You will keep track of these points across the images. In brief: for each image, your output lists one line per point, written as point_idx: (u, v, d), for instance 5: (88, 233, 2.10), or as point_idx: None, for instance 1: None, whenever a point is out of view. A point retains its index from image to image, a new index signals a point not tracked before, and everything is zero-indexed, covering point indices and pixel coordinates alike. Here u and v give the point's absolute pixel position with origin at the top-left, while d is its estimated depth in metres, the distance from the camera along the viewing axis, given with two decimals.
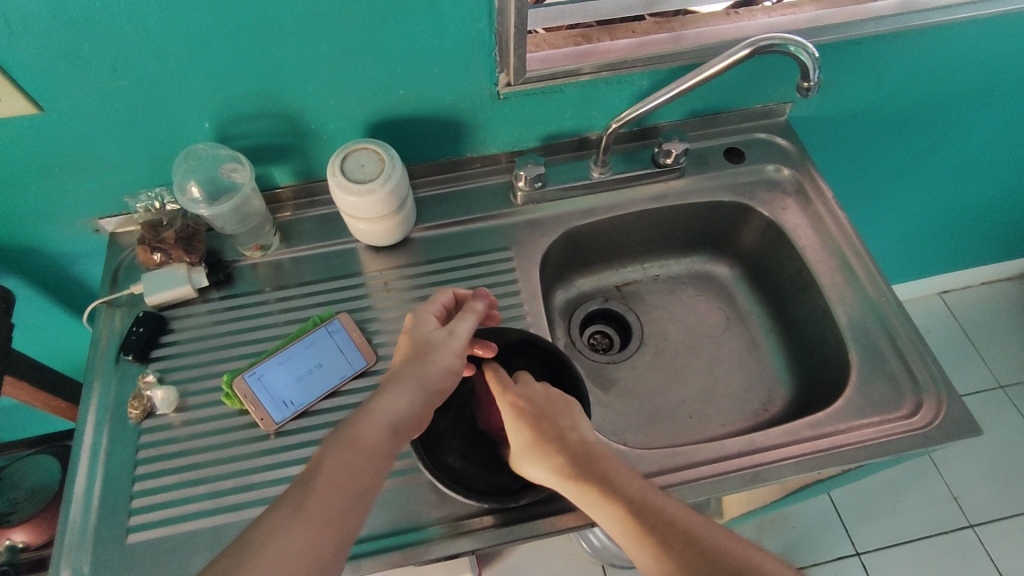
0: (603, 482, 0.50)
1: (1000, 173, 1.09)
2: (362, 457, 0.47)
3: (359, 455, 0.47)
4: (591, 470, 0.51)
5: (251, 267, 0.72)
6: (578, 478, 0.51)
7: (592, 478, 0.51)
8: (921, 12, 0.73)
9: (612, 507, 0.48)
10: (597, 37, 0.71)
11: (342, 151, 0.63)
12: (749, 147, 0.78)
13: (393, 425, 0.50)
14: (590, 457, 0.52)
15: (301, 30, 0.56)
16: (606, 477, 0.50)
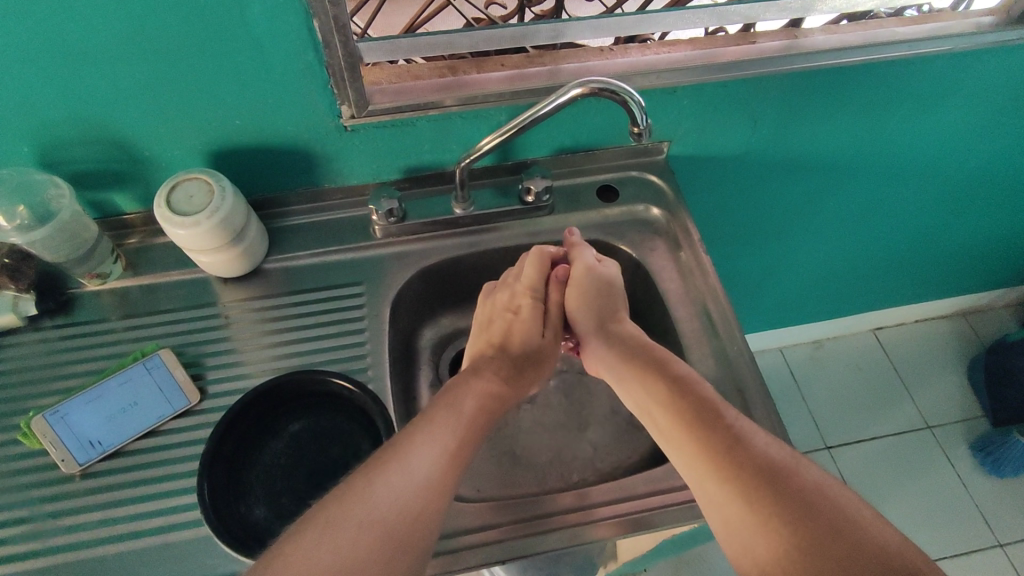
0: (664, 373, 0.56)
1: (909, 214, 1.08)
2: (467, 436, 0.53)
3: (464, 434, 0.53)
4: (651, 365, 0.57)
5: (93, 296, 0.69)
6: (642, 374, 0.57)
7: (648, 372, 0.57)
8: (800, 54, 0.70)
9: (663, 402, 0.54)
10: (462, 69, 0.68)
11: (170, 181, 0.61)
12: (623, 186, 0.77)
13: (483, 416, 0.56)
14: (648, 351, 0.59)
15: (109, 57, 0.54)
16: (660, 369, 0.56)
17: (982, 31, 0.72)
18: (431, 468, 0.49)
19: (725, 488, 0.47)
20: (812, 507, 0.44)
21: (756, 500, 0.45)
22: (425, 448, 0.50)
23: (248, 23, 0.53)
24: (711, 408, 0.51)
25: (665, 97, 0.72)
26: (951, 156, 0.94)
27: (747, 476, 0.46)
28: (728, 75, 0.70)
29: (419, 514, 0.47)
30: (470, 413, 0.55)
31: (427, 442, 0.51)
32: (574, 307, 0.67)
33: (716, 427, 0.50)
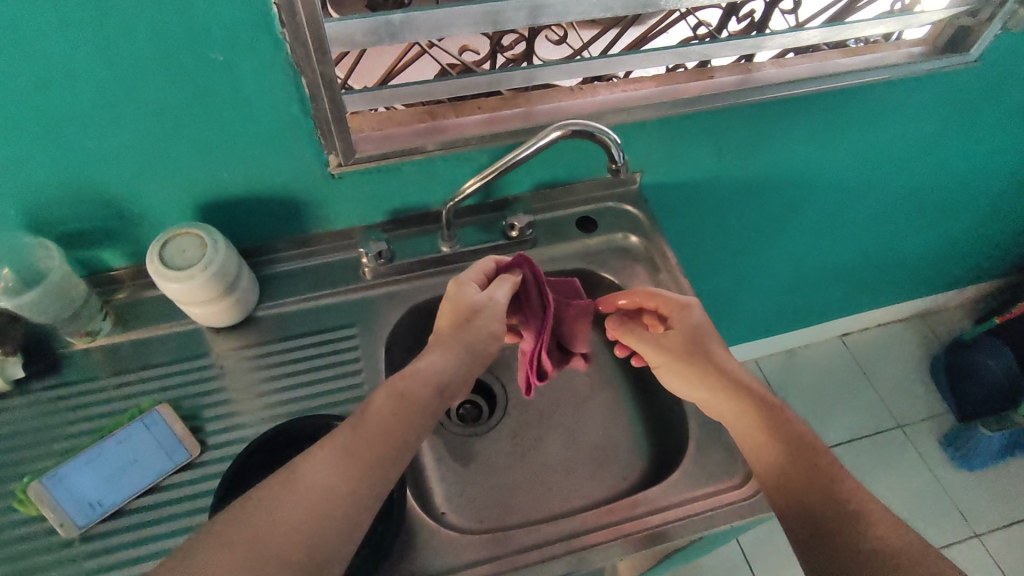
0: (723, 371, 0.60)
1: (864, 225, 1.15)
2: (378, 441, 0.50)
3: (367, 442, 0.50)
4: (749, 402, 0.58)
5: (82, 355, 0.69)
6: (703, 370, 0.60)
7: (708, 366, 0.60)
8: (755, 88, 0.76)
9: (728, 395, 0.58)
10: (442, 114, 0.71)
11: (162, 237, 0.62)
12: (601, 216, 0.81)
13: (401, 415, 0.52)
14: (742, 385, 0.59)
15: (98, 118, 0.54)
16: (759, 410, 0.57)
17: (915, 60, 0.79)
18: (330, 483, 0.48)
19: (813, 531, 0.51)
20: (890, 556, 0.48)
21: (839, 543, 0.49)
22: (323, 462, 0.49)
23: (236, 81, 0.55)
24: (809, 452, 0.54)
25: (633, 131, 0.76)
26: (898, 171, 1.01)
27: (833, 524, 0.50)
28: (691, 109, 0.75)
29: (325, 531, 0.46)
30: (383, 412, 0.51)
31: (323, 457, 0.49)
32: (666, 369, 0.63)
33: (807, 472, 0.53)
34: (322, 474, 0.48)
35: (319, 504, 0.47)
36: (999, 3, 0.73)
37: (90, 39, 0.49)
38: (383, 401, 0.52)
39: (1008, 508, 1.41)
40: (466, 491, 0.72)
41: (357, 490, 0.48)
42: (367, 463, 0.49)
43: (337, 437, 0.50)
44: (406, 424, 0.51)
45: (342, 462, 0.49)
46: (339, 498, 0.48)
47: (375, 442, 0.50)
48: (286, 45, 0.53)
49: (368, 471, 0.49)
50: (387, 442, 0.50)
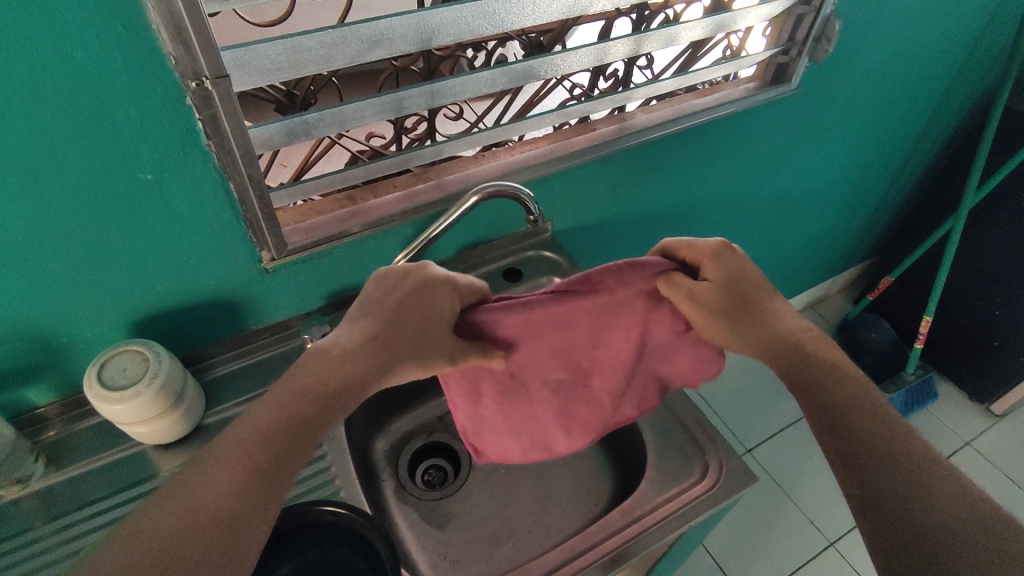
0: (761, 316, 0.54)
1: (747, 234, 1.30)
2: (291, 424, 0.44)
3: (265, 445, 0.43)
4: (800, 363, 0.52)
5: (14, 506, 0.64)
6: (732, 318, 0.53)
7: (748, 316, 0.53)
8: (632, 133, 0.88)
9: (773, 355, 0.53)
10: (362, 197, 0.75)
11: (98, 360, 0.60)
12: (524, 265, 0.88)
13: (311, 403, 0.45)
14: (789, 341, 0.53)
15: (23, 254, 0.54)
16: (826, 373, 0.51)
17: (751, 93, 0.95)
18: (224, 494, 0.40)
19: (873, 495, 0.46)
20: (957, 517, 0.44)
21: (907, 509, 0.45)
22: (220, 470, 0.41)
23: (166, 196, 0.57)
24: (866, 410, 0.49)
25: (538, 185, 0.85)
26: (761, 184, 1.17)
27: (888, 480, 0.46)
28: (583, 158, 0.84)
29: (214, 550, 0.38)
30: (291, 402, 0.45)
31: (220, 468, 0.41)
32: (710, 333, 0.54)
33: (869, 435, 0.48)
34: (214, 483, 0.40)
35: (207, 519, 0.39)
36: (801, 42, 0.91)
37: (15, 177, 0.49)
38: (295, 389, 0.46)
39: None
40: (450, 553, 0.72)
41: (254, 496, 0.41)
42: (266, 465, 0.42)
43: (231, 438, 0.43)
44: (318, 409, 0.45)
45: (241, 470, 0.41)
46: (229, 508, 0.40)
47: (283, 426, 0.44)
48: (213, 155, 0.57)
49: (269, 475, 0.42)
50: (295, 436, 0.44)
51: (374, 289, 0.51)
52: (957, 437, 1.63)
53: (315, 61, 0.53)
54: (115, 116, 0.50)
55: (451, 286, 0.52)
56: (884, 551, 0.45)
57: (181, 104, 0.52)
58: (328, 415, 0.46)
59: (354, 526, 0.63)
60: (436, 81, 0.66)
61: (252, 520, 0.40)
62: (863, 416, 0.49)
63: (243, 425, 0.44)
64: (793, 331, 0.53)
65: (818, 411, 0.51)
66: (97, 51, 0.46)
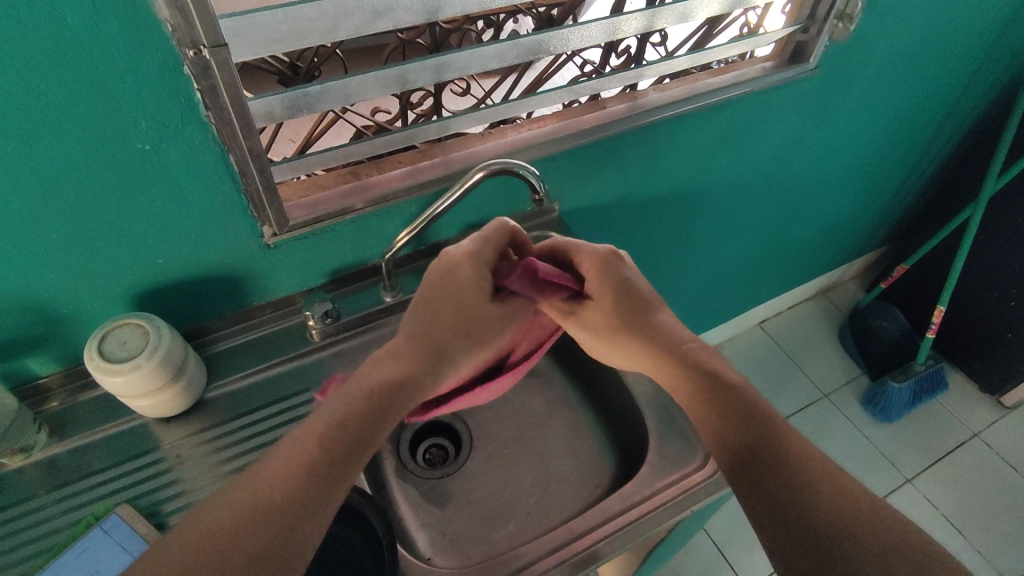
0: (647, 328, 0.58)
1: (759, 219, 1.27)
2: (341, 434, 0.50)
3: (316, 454, 0.49)
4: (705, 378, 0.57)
5: (17, 474, 0.64)
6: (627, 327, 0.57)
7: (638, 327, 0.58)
8: (643, 112, 0.85)
9: (670, 365, 0.57)
10: (366, 173, 0.74)
11: (99, 332, 0.60)
12: (530, 246, 0.87)
13: (357, 417, 0.51)
14: (686, 354, 0.57)
15: (21, 225, 0.53)
16: (717, 382, 0.56)
17: (768, 73, 0.92)
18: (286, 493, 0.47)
19: (765, 499, 0.52)
20: (829, 509, 0.51)
21: (794, 507, 0.51)
22: (276, 476, 0.48)
23: (164, 167, 0.56)
24: (758, 420, 0.55)
25: (546, 164, 0.83)
26: (775, 167, 1.14)
27: (777, 484, 0.52)
28: (592, 137, 0.83)
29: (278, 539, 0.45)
30: (341, 416, 0.51)
31: (275, 473, 0.48)
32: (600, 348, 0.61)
33: (759, 446, 0.54)
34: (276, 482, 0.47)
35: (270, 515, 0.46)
36: (822, 20, 0.88)
37: (11, 146, 0.49)
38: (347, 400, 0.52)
39: (929, 449, 1.57)
40: (449, 532, 0.73)
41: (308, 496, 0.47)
42: (321, 470, 0.48)
43: (293, 442, 0.50)
44: (370, 417, 0.51)
45: (295, 477, 0.48)
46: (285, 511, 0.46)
47: (330, 437, 0.50)
48: (212, 127, 0.55)
49: (320, 482, 0.48)
50: (346, 443, 0.50)
51: (429, 285, 0.56)
52: (965, 428, 1.61)
53: (317, 32, 0.52)
54: (112, 85, 0.49)
55: (471, 257, 0.56)
56: (778, 547, 0.50)
57: (179, 73, 0.51)
58: (373, 426, 0.51)
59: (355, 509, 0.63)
60: (442, 55, 0.64)
61: (306, 523, 0.47)
62: (745, 422, 0.55)
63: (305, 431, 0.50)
64: (683, 342, 0.58)
65: (707, 420, 0.56)
66: (91, 17, 0.45)
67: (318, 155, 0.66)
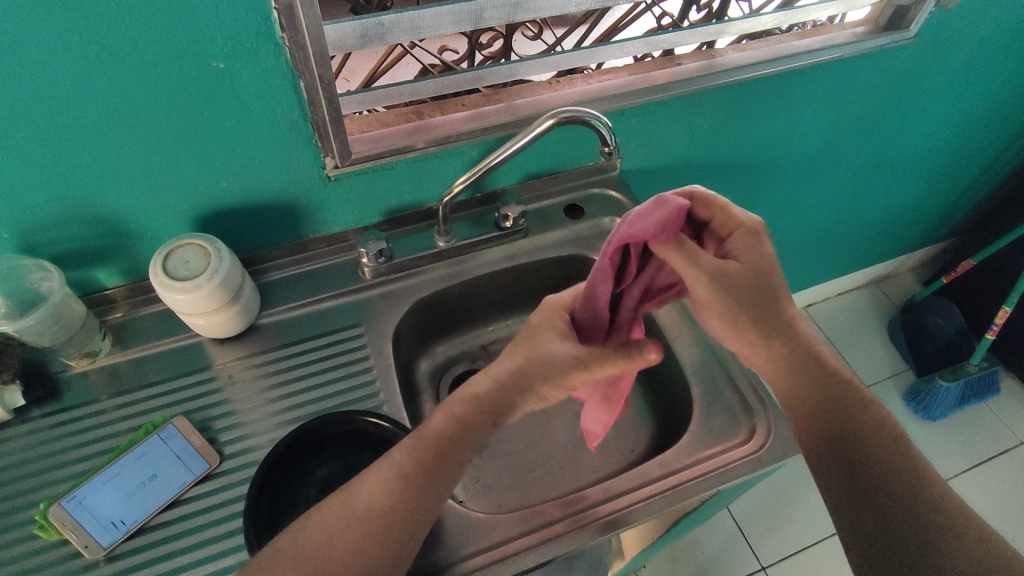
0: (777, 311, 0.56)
1: (824, 197, 1.21)
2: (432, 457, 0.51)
3: (414, 474, 0.51)
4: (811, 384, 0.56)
5: (81, 378, 0.67)
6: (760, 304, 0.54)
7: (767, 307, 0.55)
8: (721, 72, 0.81)
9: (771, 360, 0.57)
10: (429, 113, 0.72)
11: (163, 249, 0.62)
12: (586, 203, 0.85)
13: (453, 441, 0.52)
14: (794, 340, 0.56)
15: (98, 135, 0.54)
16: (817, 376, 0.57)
17: (861, 38, 0.86)
18: (381, 514, 0.49)
19: (854, 492, 0.54)
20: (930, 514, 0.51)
21: (890, 508, 0.52)
22: (376, 490, 0.50)
23: (236, 88, 0.56)
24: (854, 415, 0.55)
25: (612, 119, 0.80)
26: (849, 144, 1.08)
27: (869, 480, 0.53)
28: (665, 94, 0.79)
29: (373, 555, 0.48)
30: (436, 439, 0.52)
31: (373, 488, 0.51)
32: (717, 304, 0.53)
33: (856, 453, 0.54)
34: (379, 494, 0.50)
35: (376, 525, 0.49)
36: None
37: (92, 53, 0.49)
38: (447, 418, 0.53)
39: (970, 452, 1.52)
40: (482, 478, 0.74)
41: (405, 521, 0.50)
42: (410, 496, 0.50)
43: (384, 468, 0.51)
44: (451, 450, 0.52)
45: (390, 493, 0.50)
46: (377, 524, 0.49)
47: (423, 459, 0.51)
48: (286, 50, 0.55)
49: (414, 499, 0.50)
50: (444, 464, 0.51)
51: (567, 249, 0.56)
52: (1011, 435, 1.55)
53: None
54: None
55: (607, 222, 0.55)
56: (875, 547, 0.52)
57: None
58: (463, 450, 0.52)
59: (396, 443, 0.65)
60: None
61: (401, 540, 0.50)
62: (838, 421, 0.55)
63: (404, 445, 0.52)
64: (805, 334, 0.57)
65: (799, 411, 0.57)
66: None
67: (385, 90, 0.64)
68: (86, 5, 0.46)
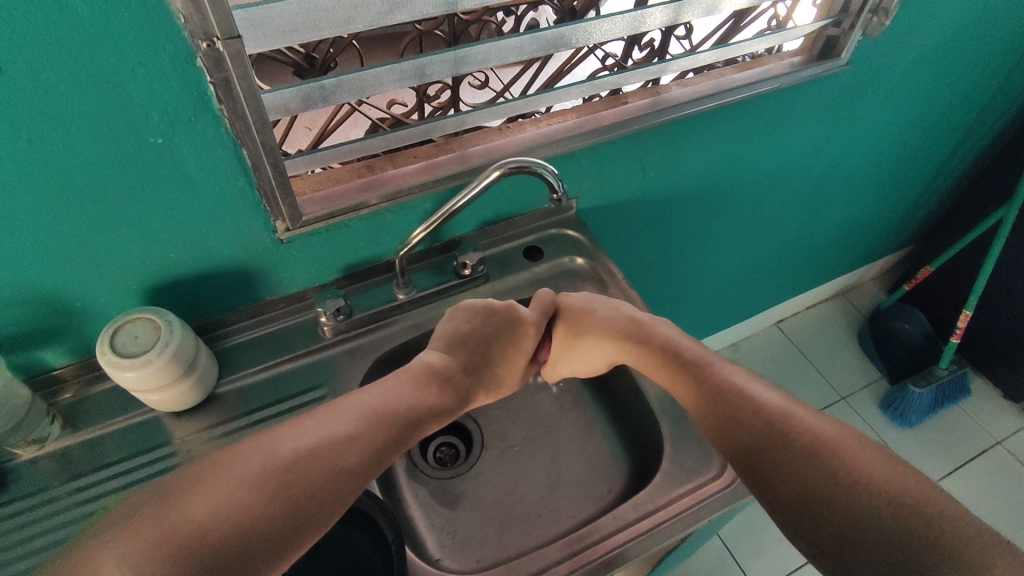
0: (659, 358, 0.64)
1: (783, 215, 1.24)
2: (344, 452, 0.51)
3: (318, 462, 0.50)
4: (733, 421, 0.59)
5: (30, 464, 0.65)
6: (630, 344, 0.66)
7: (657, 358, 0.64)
8: (665, 108, 0.83)
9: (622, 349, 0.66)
10: (381, 167, 0.72)
11: (111, 326, 0.60)
12: (545, 244, 0.85)
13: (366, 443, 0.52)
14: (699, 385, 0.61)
15: (32, 217, 0.53)
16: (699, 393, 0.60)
17: (797, 68, 0.89)
18: (275, 485, 0.48)
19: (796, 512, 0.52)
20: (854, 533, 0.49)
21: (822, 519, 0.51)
22: (276, 465, 0.49)
23: (177, 161, 0.55)
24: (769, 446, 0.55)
25: (564, 161, 0.81)
26: (800, 167, 1.11)
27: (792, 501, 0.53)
28: (613, 134, 0.80)
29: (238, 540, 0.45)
30: (355, 431, 0.52)
31: (281, 455, 0.50)
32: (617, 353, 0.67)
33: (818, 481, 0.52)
34: (231, 499, 0.46)
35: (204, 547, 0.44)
36: (855, 14, 0.84)
37: (23, 138, 0.48)
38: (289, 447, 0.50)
39: (949, 456, 1.53)
40: (458, 533, 0.72)
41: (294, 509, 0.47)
42: (309, 484, 0.49)
43: (307, 435, 0.51)
44: (366, 451, 0.52)
45: (286, 472, 0.48)
46: (261, 507, 0.46)
47: (343, 441, 0.51)
48: (225, 121, 0.55)
49: (312, 488, 0.49)
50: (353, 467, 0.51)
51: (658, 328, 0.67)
52: (987, 436, 1.57)
53: (333, 23, 0.51)
54: (124, 77, 0.48)
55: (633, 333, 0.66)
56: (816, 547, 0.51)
57: (191, 66, 0.50)
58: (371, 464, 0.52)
59: (362, 507, 0.63)
60: (459, 48, 0.62)
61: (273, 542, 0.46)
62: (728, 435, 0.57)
63: (220, 478, 0.47)
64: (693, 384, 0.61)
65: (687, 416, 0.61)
66: (100, 6, 0.44)
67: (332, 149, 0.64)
68: (13, 91, 0.45)
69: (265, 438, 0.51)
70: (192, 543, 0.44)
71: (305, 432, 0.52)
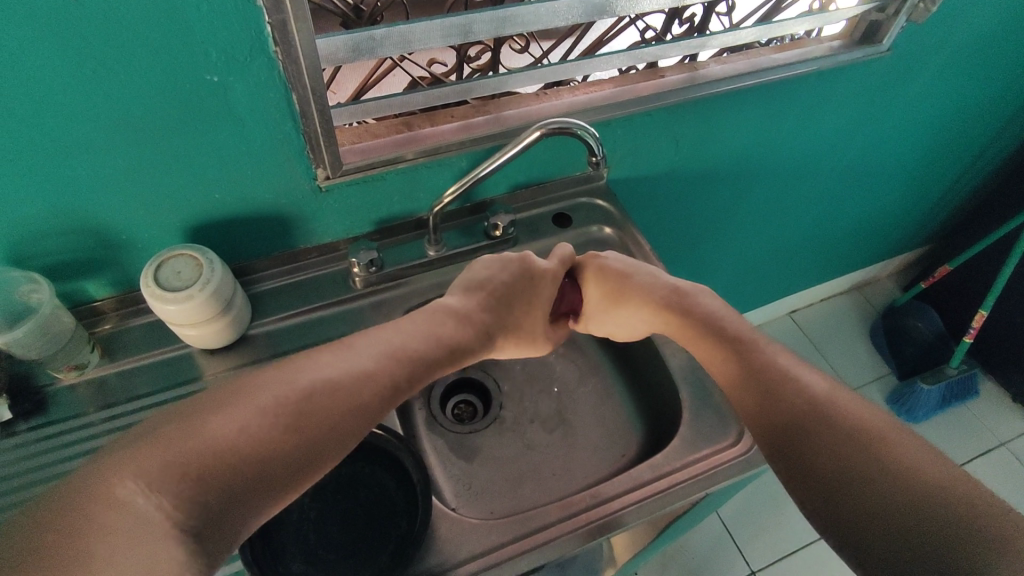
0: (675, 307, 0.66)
1: (808, 202, 1.23)
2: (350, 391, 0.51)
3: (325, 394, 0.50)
4: (765, 392, 0.58)
5: (69, 389, 0.67)
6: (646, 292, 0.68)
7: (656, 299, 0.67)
8: (703, 84, 0.83)
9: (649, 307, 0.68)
10: (419, 124, 0.73)
11: (155, 259, 0.62)
12: (574, 212, 0.86)
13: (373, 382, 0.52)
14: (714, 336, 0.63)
15: (89, 145, 0.54)
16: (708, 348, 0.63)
17: (836, 52, 0.88)
18: (283, 412, 0.49)
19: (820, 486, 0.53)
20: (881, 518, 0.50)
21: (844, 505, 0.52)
22: (287, 393, 0.50)
23: (230, 101, 0.56)
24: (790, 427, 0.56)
25: (599, 130, 0.81)
26: (828, 154, 1.11)
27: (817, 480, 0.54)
28: (649, 105, 0.80)
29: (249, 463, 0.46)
30: (365, 367, 0.53)
31: (292, 385, 0.51)
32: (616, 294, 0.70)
33: (852, 490, 0.52)
34: (242, 421, 0.48)
35: (210, 481, 0.45)
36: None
37: (88, 66, 0.49)
38: (296, 390, 0.50)
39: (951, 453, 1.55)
40: (474, 485, 0.74)
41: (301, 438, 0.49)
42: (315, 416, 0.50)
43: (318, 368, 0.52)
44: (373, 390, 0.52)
45: (296, 401, 0.50)
46: (271, 434, 0.48)
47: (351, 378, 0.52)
48: (279, 63, 0.55)
49: (318, 420, 0.49)
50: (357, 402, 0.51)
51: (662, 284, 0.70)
52: (991, 436, 1.58)
53: None
54: (187, 12, 0.49)
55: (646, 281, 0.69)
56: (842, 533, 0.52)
57: (251, 5, 0.51)
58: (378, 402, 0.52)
59: (385, 449, 0.66)
60: (507, 6, 0.62)
61: (281, 469, 0.47)
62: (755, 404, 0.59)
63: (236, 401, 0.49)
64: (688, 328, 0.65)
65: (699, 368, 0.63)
66: None
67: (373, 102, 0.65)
68: (82, 19, 0.46)
69: (273, 377, 0.52)
70: (203, 477, 0.45)
71: (316, 364, 0.53)
